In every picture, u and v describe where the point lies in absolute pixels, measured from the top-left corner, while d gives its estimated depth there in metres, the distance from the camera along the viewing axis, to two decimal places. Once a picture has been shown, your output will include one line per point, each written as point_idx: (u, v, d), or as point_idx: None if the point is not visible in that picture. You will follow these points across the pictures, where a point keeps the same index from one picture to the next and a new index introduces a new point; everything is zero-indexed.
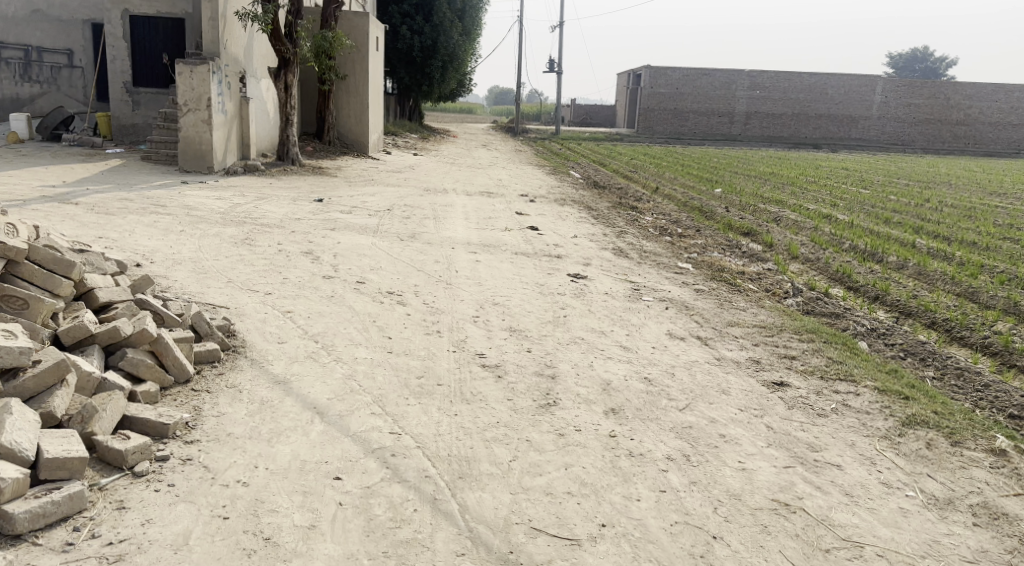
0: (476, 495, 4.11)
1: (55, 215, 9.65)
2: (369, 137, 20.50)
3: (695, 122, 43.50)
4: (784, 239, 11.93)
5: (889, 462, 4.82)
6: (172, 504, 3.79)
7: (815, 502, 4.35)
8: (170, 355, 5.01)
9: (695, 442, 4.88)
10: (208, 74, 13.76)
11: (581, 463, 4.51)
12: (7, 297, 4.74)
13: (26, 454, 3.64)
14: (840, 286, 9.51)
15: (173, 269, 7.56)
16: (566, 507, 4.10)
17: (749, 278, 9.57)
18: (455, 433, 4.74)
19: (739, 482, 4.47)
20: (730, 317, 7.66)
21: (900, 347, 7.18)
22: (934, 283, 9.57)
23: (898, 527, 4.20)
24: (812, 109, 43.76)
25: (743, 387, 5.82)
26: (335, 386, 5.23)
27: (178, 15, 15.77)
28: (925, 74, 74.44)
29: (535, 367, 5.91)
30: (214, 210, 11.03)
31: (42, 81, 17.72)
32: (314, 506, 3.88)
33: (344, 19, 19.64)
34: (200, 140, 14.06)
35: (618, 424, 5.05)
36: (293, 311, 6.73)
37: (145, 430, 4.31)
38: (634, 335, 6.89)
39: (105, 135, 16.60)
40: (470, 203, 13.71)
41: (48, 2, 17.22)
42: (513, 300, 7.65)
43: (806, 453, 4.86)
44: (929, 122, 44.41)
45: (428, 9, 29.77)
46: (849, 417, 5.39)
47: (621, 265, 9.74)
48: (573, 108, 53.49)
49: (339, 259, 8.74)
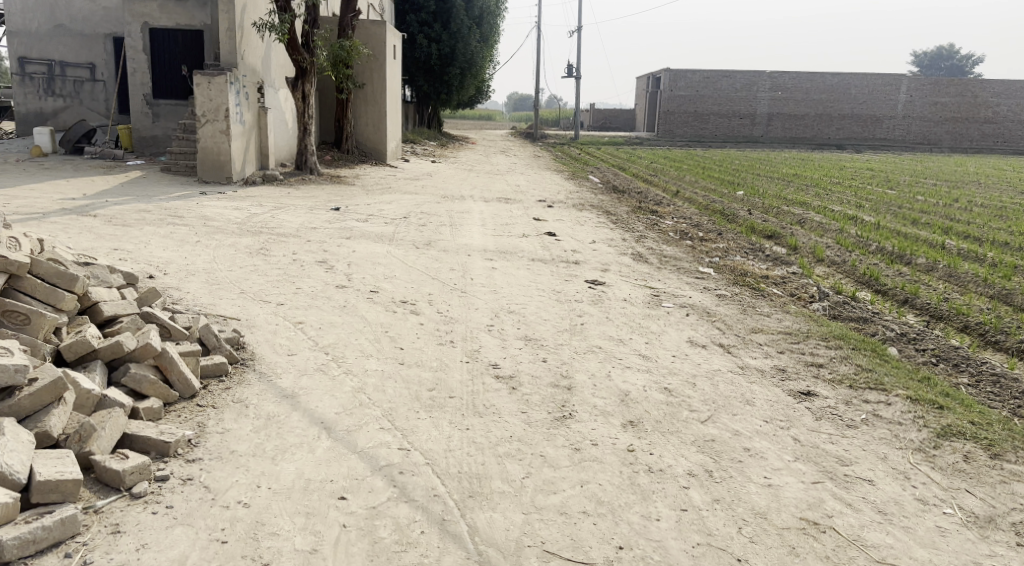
0: (486, 516, 3.93)
1: (72, 227, 9.63)
2: (387, 145, 20.44)
3: (716, 124, 43.03)
4: (808, 241, 11.63)
5: (924, 477, 4.57)
6: (169, 527, 3.64)
7: (846, 521, 4.12)
8: (175, 370, 4.88)
9: (719, 456, 4.67)
10: (226, 85, 13.72)
11: (598, 480, 4.31)
12: (8, 312, 4.63)
13: (17, 477, 3.51)
14: (868, 288, 9.23)
15: (186, 280, 7.46)
16: (581, 527, 3.90)
17: (773, 282, 9.31)
18: (466, 448, 4.56)
19: (764, 499, 4.25)
20: (753, 324, 7.40)
21: (932, 352, 6.89)
22: (965, 285, 9.26)
23: (936, 548, 3.96)
24: (836, 109, 43.21)
25: (767, 397, 5.58)
26: (344, 400, 5.07)
27: (196, 26, 15.79)
28: (950, 73, 73.36)
29: (551, 378, 5.70)
30: (231, 220, 10.96)
31: (65, 95, 17.87)
32: (317, 528, 3.72)
33: (362, 28, 19.58)
34: (219, 151, 14.05)
35: (637, 438, 4.84)
36: (304, 322, 6.59)
37: (146, 448, 4.18)
38: (654, 343, 6.67)
39: (126, 147, 16.75)
40: (487, 209, 13.57)
41: (70, 16, 17.35)
42: (529, 308, 7.45)
43: (836, 467, 4.63)
44: (956, 121, 43.70)
45: (446, 16, 29.70)
46: (881, 428, 5.14)
47: (640, 270, 9.54)
48: (592, 113, 53.22)
49: (354, 268, 8.62)
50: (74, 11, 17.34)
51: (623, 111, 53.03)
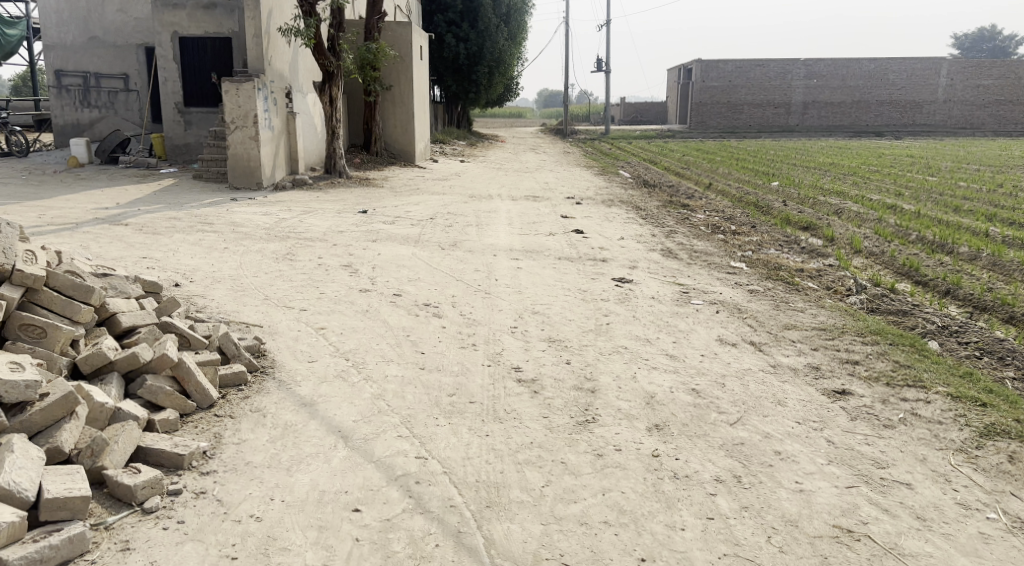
0: (505, 527, 3.82)
1: (104, 236, 9.73)
2: (415, 145, 20.42)
3: (750, 115, 42.38)
4: (845, 232, 11.29)
5: (966, 480, 4.35)
6: (180, 544, 3.61)
7: (882, 527, 3.93)
8: (193, 381, 4.83)
9: (748, 461, 4.49)
10: (254, 91, 13.76)
11: (620, 488, 4.16)
12: (25, 326, 4.63)
13: (25, 495, 3.50)
14: (908, 280, 8.92)
15: (211, 288, 7.46)
16: (602, 539, 3.77)
17: (808, 276, 9.05)
18: (485, 456, 4.44)
19: (796, 505, 4.07)
20: (786, 320, 7.18)
21: (975, 345, 6.61)
22: (1011, 275, 8.90)
23: (980, 557, 3.75)
24: (873, 96, 42.30)
25: (800, 397, 5.37)
26: (362, 408, 4.98)
27: (224, 34, 15.84)
28: (992, 54, 71.38)
29: (575, 381, 5.55)
30: (259, 226, 10.98)
31: (100, 106, 18.13)
32: (329, 543, 3.66)
33: (388, 30, 19.52)
34: (249, 157, 14.10)
35: (662, 442, 4.68)
36: (326, 327, 6.54)
37: (160, 461, 4.14)
38: (682, 342, 6.49)
39: (160, 155, 16.97)
40: (514, 208, 13.46)
41: (103, 28, 17.59)
42: (554, 308, 7.32)
43: (872, 470, 4.42)
44: (998, 103, 42.58)
45: (474, 16, 29.54)
46: (920, 428, 4.91)
47: (669, 266, 9.34)
48: (622, 107, 52.82)
49: (378, 271, 8.55)
50: (106, 23, 17.56)
51: (654, 104, 52.56)
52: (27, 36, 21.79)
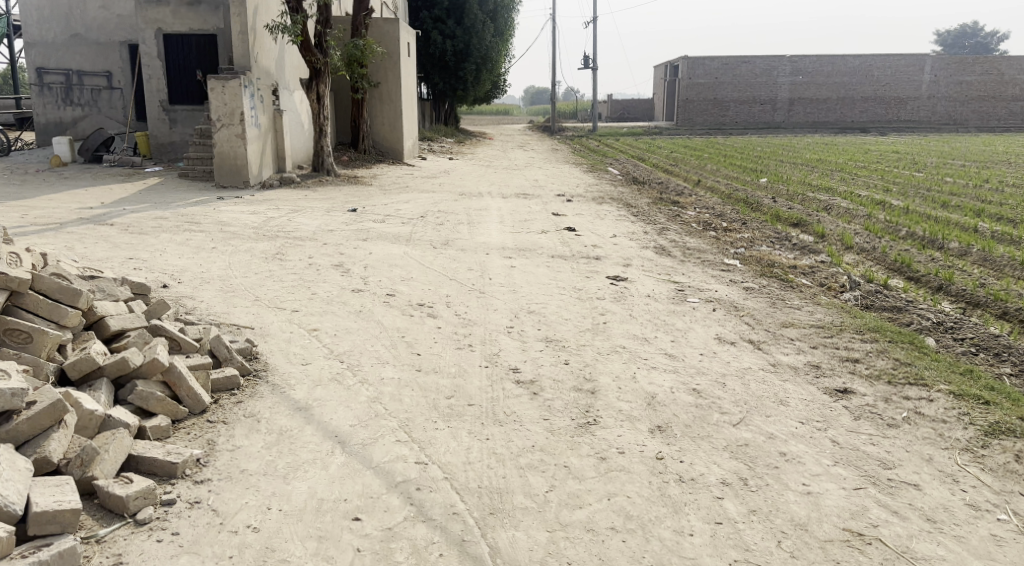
0: (509, 535, 3.73)
1: (89, 236, 9.56)
2: (403, 142, 20.26)
3: (737, 112, 42.41)
4: (836, 228, 11.26)
5: (974, 480, 4.29)
6: (174, 556, 3.50)
7: (892, 530, 3.86)
8: (184, 386, 4.71)
9: (753, 463, 4.41)
10: (240, 89, 13.57)
11: (626, 493, 4.08)
12: (10, 330, 4.49)
13: (12, 509, 3.37)
14: (901, 276, 8.88)
15: (200, 289, 7.32)
16: (610, 546, 3.69)
17: (802, 273, 8.99)
18: (486, 460, 4.35)
19: (804, 509, 4.00)
20: (783, 317, 7.12)
21: (971, 342, 6.57)
22: (1003, 271, 8.88)
23: (993, 560, 3.69)
24: (858, 92, 42.48)
25: (802, 396, 5.31)
26: (359, 411, 4.87)
27: (209, 31, 15.61)
28: (974, 51, 71.96)
29: (574, 382, 5.47)
30: (247, 225, 10.82)
31: (83, 104, 17.87)
32: (329, 553, 3.55)
33: (374, 26, 19.34)
34: (236, 156, 13.92)
35: (666, 444, 4.60)
36: (319, 329, 6.41)
37: (153, 470, 4.02)
38: (681, 341, 6.41)
39: (144, 154, 16.74)
40: (505, 205, 13.36)
41: (85, 25, 17.33)
42: (549, 307, 7.24)
43: (878, 471, 4.36)
44: (981, 99, 42.92)
45: (460, 12, 29.37)
46: (924, 427, 4.86)
47: (663, 264, 9.26)
48: (609, 104, 52.82)
49: (369, 271, 8.43)
50: (89, 20, 17.30)
51: (641, 102, 52.61)
52: (7, 33, 21.44)
